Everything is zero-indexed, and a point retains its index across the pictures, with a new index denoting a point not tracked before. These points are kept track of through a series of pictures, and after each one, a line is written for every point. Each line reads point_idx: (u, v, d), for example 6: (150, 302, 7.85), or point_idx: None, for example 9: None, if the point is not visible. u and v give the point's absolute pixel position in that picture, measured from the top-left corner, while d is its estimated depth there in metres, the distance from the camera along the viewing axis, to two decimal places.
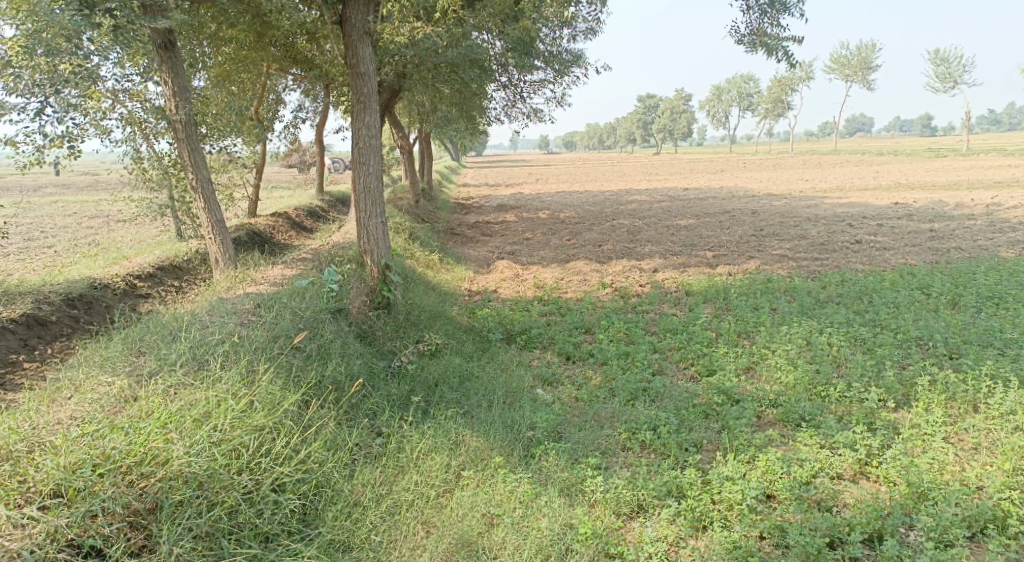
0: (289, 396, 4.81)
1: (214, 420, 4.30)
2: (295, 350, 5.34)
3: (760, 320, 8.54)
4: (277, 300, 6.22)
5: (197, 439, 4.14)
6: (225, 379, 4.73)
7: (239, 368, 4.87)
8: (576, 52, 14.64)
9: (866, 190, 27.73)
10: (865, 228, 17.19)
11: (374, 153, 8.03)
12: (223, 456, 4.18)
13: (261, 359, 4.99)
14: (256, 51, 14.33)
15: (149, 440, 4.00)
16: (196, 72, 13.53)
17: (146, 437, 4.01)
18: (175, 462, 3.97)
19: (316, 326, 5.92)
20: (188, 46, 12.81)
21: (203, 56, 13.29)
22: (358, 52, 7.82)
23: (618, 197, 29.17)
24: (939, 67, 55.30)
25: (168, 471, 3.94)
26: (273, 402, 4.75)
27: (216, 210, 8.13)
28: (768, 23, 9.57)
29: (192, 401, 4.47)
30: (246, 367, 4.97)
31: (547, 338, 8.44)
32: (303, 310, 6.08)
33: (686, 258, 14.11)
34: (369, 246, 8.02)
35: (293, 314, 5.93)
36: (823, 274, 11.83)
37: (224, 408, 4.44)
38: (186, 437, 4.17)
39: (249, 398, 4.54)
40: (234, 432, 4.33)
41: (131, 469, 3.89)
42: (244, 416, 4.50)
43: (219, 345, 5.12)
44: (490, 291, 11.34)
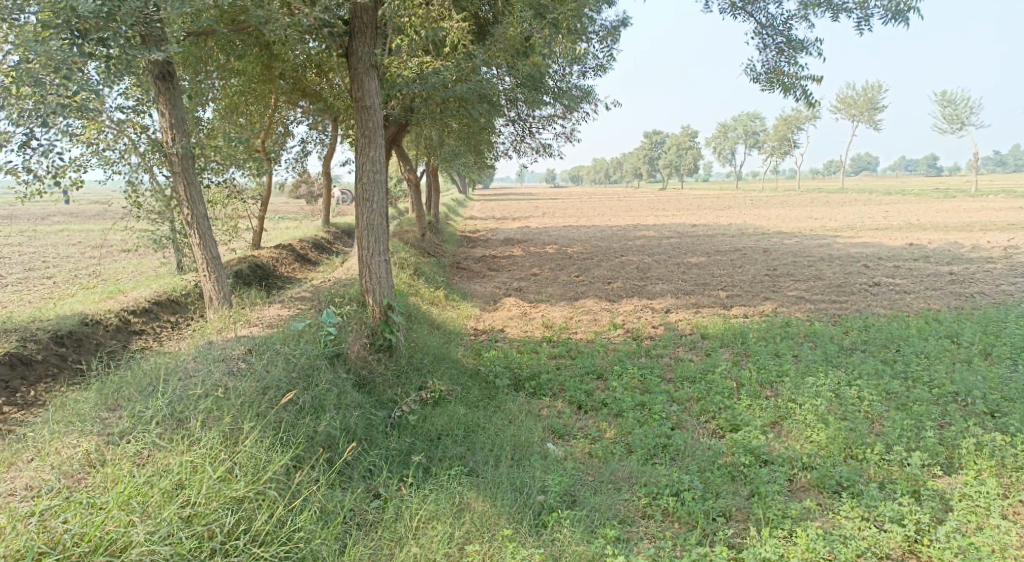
0: (275, 460, 4.37)
1: (184, 495, 3.88)
2: (286, 403, 4.93)
3: (783, 369, 8.09)
4: (271, 345, 5.81)
5: (162, 520, 3.71)
6: (203, 442, 4.30)
7: (220, 429, 4.45)
8: (586, 88, 14.45)
9: (878, 230, 27.37)
10: (881, 269, 16.79)
11: (378, 189, 7.71)
12: (194, 539, 3.74)
13: (246, 416, 4.56)
14: (265, 83, 14.18)
15: (106, 523, 3.59)
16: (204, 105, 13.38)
17: (104, 519, 3.61)
18: (133, 550, 3.54)
19: (311, 375, 5.51)
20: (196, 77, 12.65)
21: (211, 88, 13.13)
22: (364, 85, 7.54)
23: (626, 232, 28.88)
24: (946, 108, 55.46)
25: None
26: (256, 467, 4.32)
27: (212, 247, 7.76)
28: (786, 62, 9.29)
29: (163, 470, 4.06)
30: (230, 425, 4.55)
31: (557, 384, 8.00)
32: (297, 356, 5.67)
33: (699, 298, 13.69)
34: (371, 285, 7.64)
35: (287, 361, 5.52)
36: (844, 318, 11.38)
37: (198, 479, 4.02)
38: (151, 517, 3.75)
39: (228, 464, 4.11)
40: (208, 508, 3.89)
41: (82, 558, 3.47)
42: (222, 485, 4.07)
43: (201, 400, 4.70)
44: (496, 331, 10.91)
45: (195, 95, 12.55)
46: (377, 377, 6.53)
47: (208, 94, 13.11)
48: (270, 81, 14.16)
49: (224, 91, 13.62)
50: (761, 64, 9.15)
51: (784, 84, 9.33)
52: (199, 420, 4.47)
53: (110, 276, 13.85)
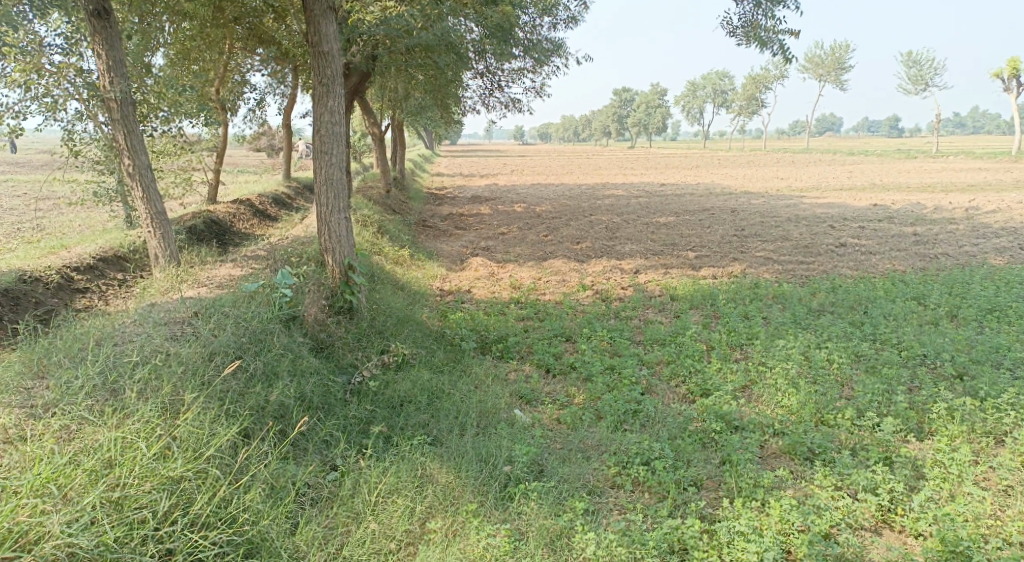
0: (219, 434, 4.06)
1: (112, 477, 3.57)
2: (234, 371, 4.58)
3: (754, 331, 7.98)
4: (220, 307, 5.42)
5: (85, 507, 3.40)
6: (136, 418, 3.96)
7: (158, 402, 4.11)
8: (557, 40, 13.91)
9: (843, 191, 27.54)
10: (847, 230, 16.86)
11: (337, 142, 7.23)
12: (122, 526, 3.45)
13: (187, 387, 4.22)
14: (218, 29, 13.33)
15: (18, 512, 3.27)
16: (153, 48, 12.56)
17: (16, 507, 3.28)
18: (49, 542, 3.23)
19: (263, 340, 5.15)
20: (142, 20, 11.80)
21: (159, 31, 12.30)
22: (320, 29, 6.99)
23: (595, 190, 28.55)
24: (911, 70, 55.90)
25: (39, 555, 3.19)
26: (198, 443, 4.01)
27: (157, 201, 7.18)
28: (763, 16, 8.94)
29: (91, 448, 3.73)
30: (169, 396, 4.21)
31: (526, 348, 7.77)
32: (248, 318, 5.30)
33: (668, 258, 13.55)
34: (330, 244, 7.24)
35: (236, 325, 5.15)
36: (812, 279, 11.36)
37: (128, 460, 3.70)
38: (73, 504, 3.43)
39: (163, 442, 3.79)
40: (139, 490, 3.58)
41: None
42: (157, 464, 3.76)
43: (137, 368, 4.33)
44: (463, 291, 10.61)
45: (141, 39, 11.72)
46: (336, 341, 6.19)
47: (155, 37, 12.26)
48: (223, 25, 13.31)
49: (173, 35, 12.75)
50: (737, 18, 8.79)
51: (761, 39, 8.99)
52: (134, 392, 4.11)
53: (55, 231, 13.11)
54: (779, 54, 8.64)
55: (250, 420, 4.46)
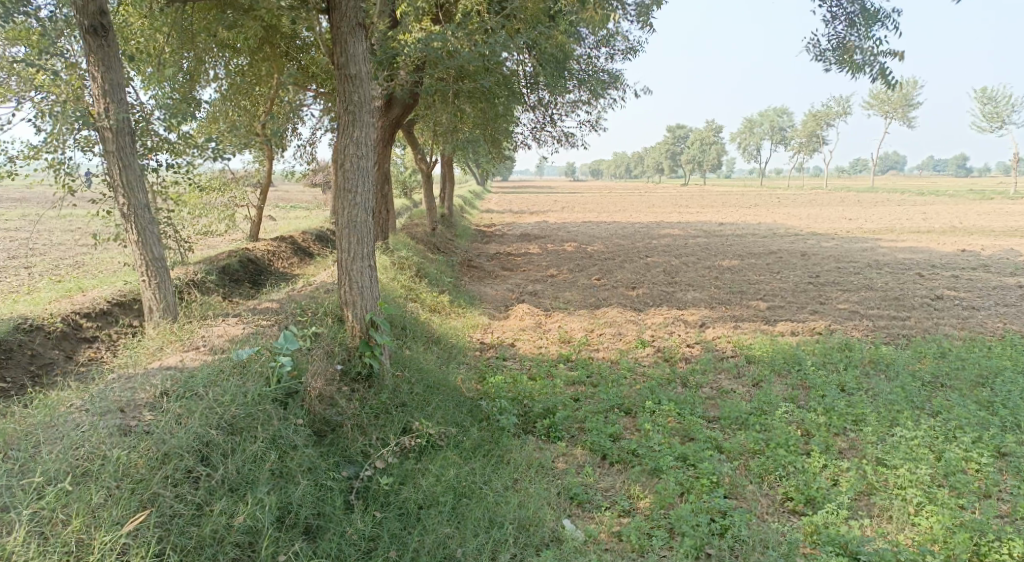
0: None
1: None
2: (179, 491, 3.80)
3: (857, 412, 6.54)
4: (197, 383, 4.46)
5: None
6: None
7: (58, 548, 3.44)
8: (613, 71, 12.87)
9: (921, 234, 25.47)
10: (938, 279, 15.11)
11: (363, 177, 6.19)
12: None
13: (100, 528, 3.53)
14: (263, 60, 12.76)
15: None
16: (201, 83, 12.14)
17: None
18: None
19: (238, 436, 4.25)
20: (194, 54, 11.34)
21: (213, 61, 11.85)
22: (347, 49, 6.00)
23: (649, 230, 27.17)
24: (985, 107, 53.11)
25: None
26: None
27: (155, 245, 6.25)
28: (858, 35, 7.63)
29: None
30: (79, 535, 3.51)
31: (577, 425, 6.51)
32: (225, 400, 4.35)
33: (737, 309, 12.14)
34: (351, 297, 6.21)
35: (208, 412, 4.24)
36: (912, 340, 9.81)
37: None
38: None
39: None
40: None
41: None
42: None
43: (47, 490, 3.63)
44: (506, 345, 9.44)
45: (188, 74, 11.26)
46: (345, 418, 5.08)
47: (202, 72, 11.82)
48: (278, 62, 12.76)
49: (226, 70, 12.32)
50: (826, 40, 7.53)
51: (854, 62, 7.68)
52: (25, 533, 3.41)
53: (90, 267, 12.61)
54: (879, 77, 7.28)
55: (200, 557, 3.67)
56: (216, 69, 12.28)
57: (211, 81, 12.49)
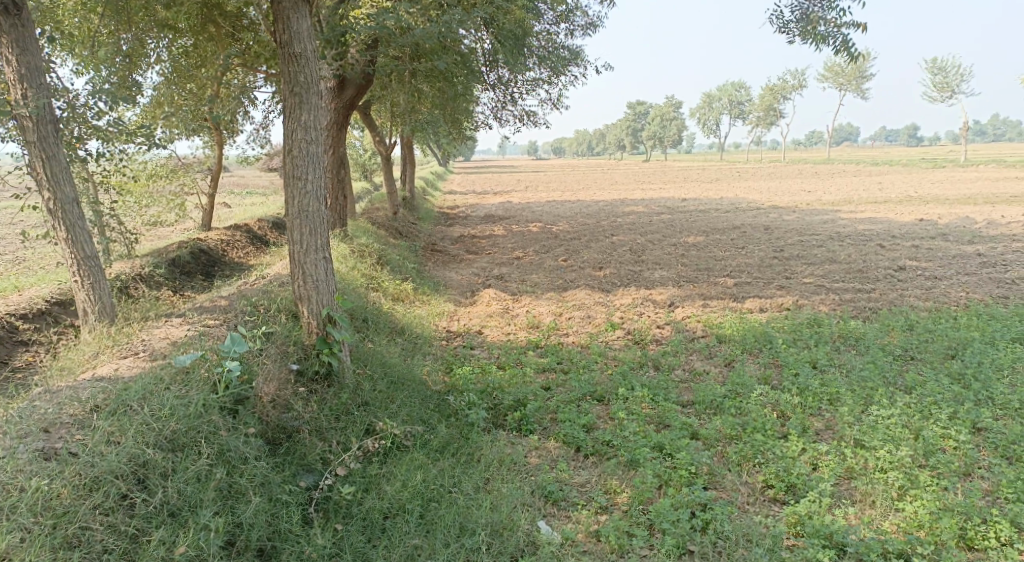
0: None
1: None
2: (110, 522, 3.52)
3: (832, 391, 6.45)
4: (132, 396, 4.11)
5: None
6: None
7: None
8: (573, 47, 12.51)
9: (878, 204, 25.87)
10: (899, 249, 15.27)
11: (313, 164, 5.77)
12: None
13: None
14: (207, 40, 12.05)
15: None
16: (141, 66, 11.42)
17: None
18: None
19: (179, 454, 3.94)
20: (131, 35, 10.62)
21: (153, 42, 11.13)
22: (290, 25, 5.53)
23: (613, 207, 27.03)
24: (935, 77, 54.20)
25: None
26: None
27: (87, 242, 5.75)
28: (822, 7, 7.40)
29: None
30: None
31: (549, 417, 6.28)
32: (163, 413, 4.03)
33: (705, 287, 12.04)
34: (306, 292, 5.84)
35: (144, 429, 3.92)
36: (879, 313, 9.82)
37: None
38: None
39: None
40: None
41: None
42: None
43: None
44: (473, 333, 9.15)
45: (126, 56, 10.55)
46: (301, 423, 4.78)
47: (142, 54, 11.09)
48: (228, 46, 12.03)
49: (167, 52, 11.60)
50: (789, 12, 7.30)
51: (818, 34, 7.47)
52: None
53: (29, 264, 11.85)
54: (842, 50, 7.09)
55: None
56: (156, 50, 11.55)
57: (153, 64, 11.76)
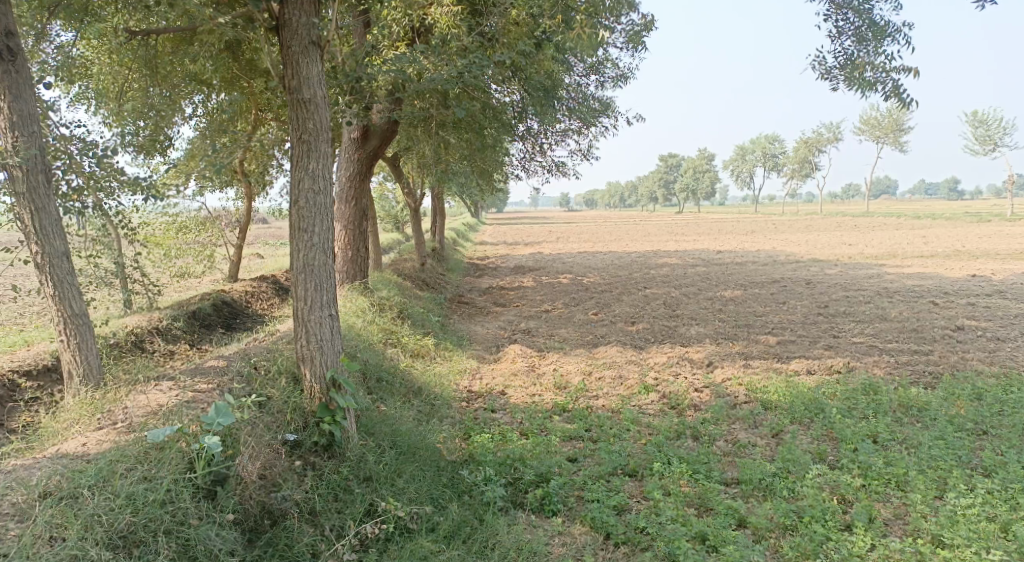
0: None
1: None
2: None
3: (899, 472, 5.67)
4: (90, 482, 3.83)
5: None
6: None
7: None
8: (604, 99, 12.23)
9: (926, 258, 24.76)
10: (954, 307, 14.31)
11: (321, 214, 5.37)
12: None
13: None
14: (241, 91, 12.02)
15: None
16: (175, 117, 11.38)
17: None
18: None
19: (132, 551, 3.65)
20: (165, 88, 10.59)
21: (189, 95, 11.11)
22: (299, 70, 5.23)
23: (647, 259, 26.39)
24: (976, 130, 53.06)
25: None
26: None
27: (75, 299, 5.40)
28: (868, 51, 6.84)
29: None
30: None
31: (575, 494, 5.60)
32: (115, 506, 3.72)
33: (745, 345, 11.27)
34: (308, 353, 5.35)
35: (94, 524, 3.64)
36: (940, 378, 8.95)
37: None
38: None
39: None
40: None
41: None
42: None
43: None
44: (495, 394, 8.53)
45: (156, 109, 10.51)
46: (290, 505, 4.39)
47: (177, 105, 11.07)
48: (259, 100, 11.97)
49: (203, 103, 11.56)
50: (832, 58, 6.76)
51: (865, 80, 6.92)
52: None
53: None
54: (892, 96, 6.51)
55: None
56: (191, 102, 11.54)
57: (188, 115, 11.75)
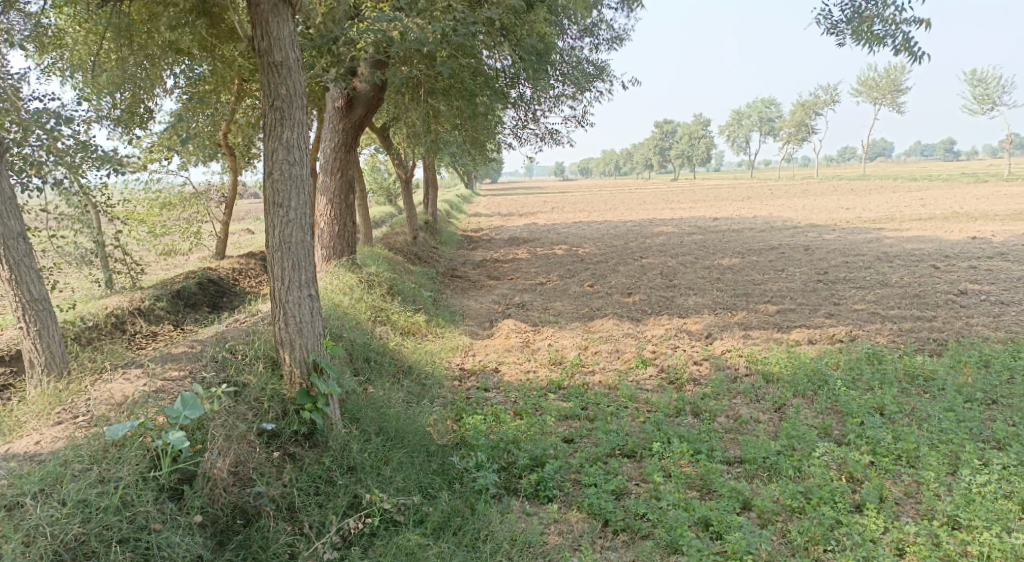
0: None
1: None
2: None
3: (910, 447, 5.44)
4: (37, 489, 3.62)
5: None
6: None
7: None
8: (598, 63, 11.77)
9: (925, 221, 24.46)
10: (955, 271, 14.06)
11: (296, 187, 5.01)
12: None
13: None
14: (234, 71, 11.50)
15: None
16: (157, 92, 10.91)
17: None
18: None
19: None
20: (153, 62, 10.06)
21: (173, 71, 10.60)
22: (270, 30, 4.78)
23: (643, 228, 26.02)
24: (974, 90, 52.40)
25: None
26: None
27: (33, 283, 5.07)
28: (876, 4, 6.42)
29: None
30: None
31: (571, 478, 5.36)
32: (60, 516, 3.50)
33: (744, 315, 11.01)
34: (287, 336, 5.04)
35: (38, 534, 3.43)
36: (947, 346, 8.70)
37: None
38: None
39: None
40: None
41: None
42: None
43: None
44: (488, 371, 8.26)
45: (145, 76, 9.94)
46: (267, 502, 4.15)
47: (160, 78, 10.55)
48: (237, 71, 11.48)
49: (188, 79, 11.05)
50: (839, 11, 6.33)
51: (874, 33, 6.51)
52: None
53: None
54: (902, 51, 6.12)
55: None
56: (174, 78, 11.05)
57: (170, 89, 11.26)
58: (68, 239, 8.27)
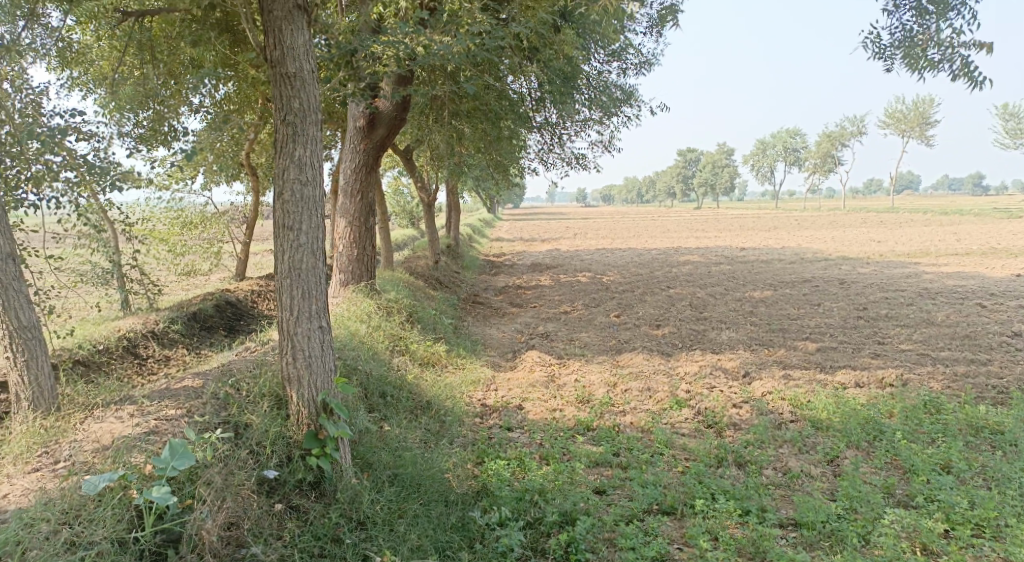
0: None
1: None
2: None
3: (989, 516, 4.82)
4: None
5: None
6: None
7: None
8: (627, 88, 11.36)
9: (964, 256, 23.55)
10: (1005, 310, 13.28)
11: (309, 208, 4.58)
12: None
13: None
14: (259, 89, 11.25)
15: None
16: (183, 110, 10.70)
17: None
18: None
19: None
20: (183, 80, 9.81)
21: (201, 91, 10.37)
22: (282, 39, 4.40)
23: (668, 257, 25.38)
24: (1009, 123, 51.38)
25: None
26: None
27: (23, 309, 4.64)
28: (931, 24, 5.74)
29: None
30: None
31: (605, 537, 4.80)
32: None
33: (782, 353, 10.36)
34: (295, 371, 4.59)
35: None
36: (1010, 394, 7.99)
37: None
38: None
39: None
40: None
41: None
42: None
43: None
44: (511, 409, 7.73)
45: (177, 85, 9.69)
46: None
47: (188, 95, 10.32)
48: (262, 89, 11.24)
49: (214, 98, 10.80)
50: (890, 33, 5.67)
51: (929, 57, 5.83)
52: None
53: None
54: (961, 75, 5.43)
55: None
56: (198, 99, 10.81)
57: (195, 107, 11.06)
58: (79, 258, 7.97)
